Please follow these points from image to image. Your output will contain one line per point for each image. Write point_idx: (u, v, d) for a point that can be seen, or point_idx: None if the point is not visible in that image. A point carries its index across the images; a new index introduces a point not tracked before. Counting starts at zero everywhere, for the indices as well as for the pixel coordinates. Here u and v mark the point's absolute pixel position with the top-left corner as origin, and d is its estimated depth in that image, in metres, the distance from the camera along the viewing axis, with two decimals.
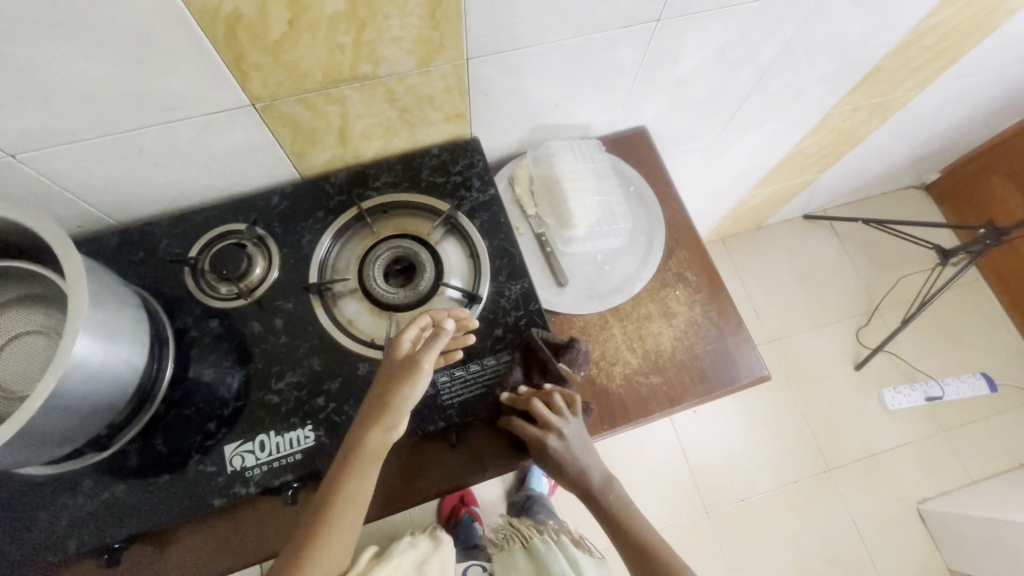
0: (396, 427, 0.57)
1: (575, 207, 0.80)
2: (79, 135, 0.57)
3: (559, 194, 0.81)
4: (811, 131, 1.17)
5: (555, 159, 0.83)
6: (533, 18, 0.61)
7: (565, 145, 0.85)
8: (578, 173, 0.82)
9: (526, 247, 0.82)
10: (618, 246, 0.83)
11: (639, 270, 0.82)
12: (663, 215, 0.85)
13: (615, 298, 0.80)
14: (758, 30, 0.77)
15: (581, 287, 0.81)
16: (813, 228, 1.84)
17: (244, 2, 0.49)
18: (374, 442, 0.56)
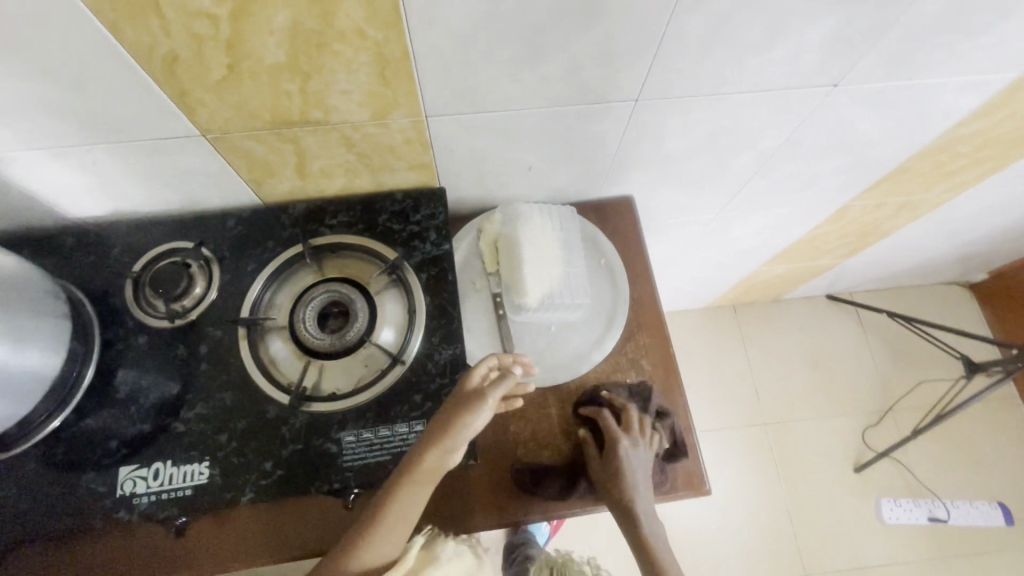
0: (454, 453, 0.59)
1: (530, 277, 0.76)
2: (28, 143, 0.58)
3: (518, 261, 0.77)
4: (828, 219, 1.09)
5: (521, 222, 0.79)
6: (494, 86, 0.59)
7: (536, 207, 0.81)
8: (543, 240, 0.79)
9: (476, 307, 0.80)
10: (573, 321, 0.79)
11: (590, 351, 0.77)
12: (628, 296, 0.80)
13: (560, 375, 0.76)
14: (754, 121, 0.71)
15: (527, 357, 0.77)
16: (835, 310, 1.72)
17: (180, 45, 0.48)
18: (431, 463, 0.58)
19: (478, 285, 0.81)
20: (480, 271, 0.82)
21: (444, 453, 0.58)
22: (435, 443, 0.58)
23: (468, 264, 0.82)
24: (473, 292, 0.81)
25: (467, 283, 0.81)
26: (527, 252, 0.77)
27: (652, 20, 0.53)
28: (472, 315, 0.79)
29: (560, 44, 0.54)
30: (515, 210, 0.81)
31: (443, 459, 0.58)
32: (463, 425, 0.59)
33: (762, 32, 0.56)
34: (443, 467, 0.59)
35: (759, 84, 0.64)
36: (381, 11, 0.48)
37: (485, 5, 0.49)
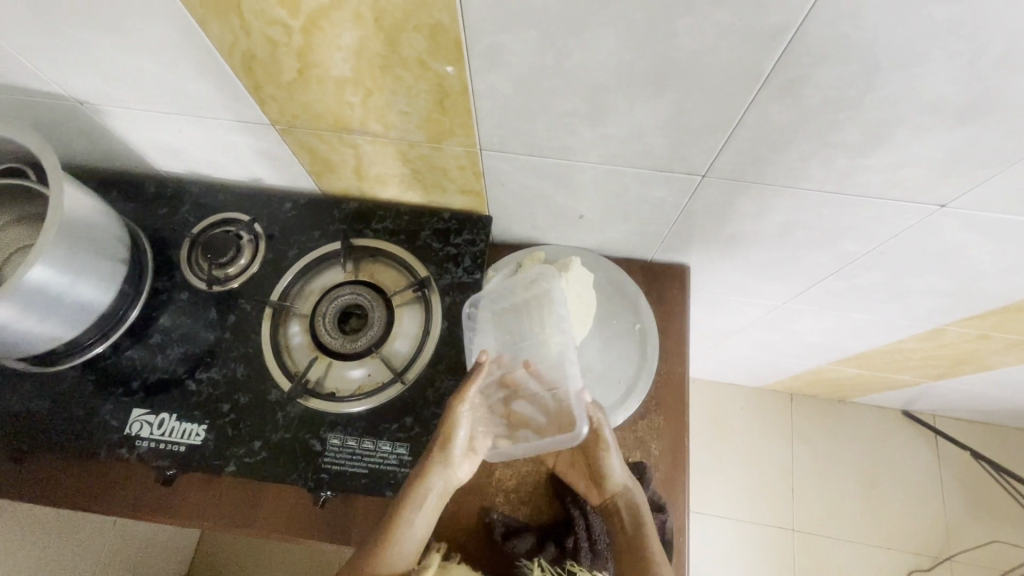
0: (455, 462, 0.62)
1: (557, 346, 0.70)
2: (126, 102, 0.64)
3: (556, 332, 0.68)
4: (915, 337, 0.96)
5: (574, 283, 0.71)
6: (551, 135, 0.57)
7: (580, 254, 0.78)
8: None
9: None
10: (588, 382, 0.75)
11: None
12: (654, 372, 0.74)
13: None
14: (836, 222, 0.64)
15: None
16: (909, 430, 1.53)
17: (257, 44, 0.51)
18: (438, 478, 0.61)
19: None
20: None
21: (445, 470, 0.61)
22: (434, 462, 0.61)
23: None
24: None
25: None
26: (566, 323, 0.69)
27: (729, 103, 0.48)
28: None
29: (624, 108, 0.51)
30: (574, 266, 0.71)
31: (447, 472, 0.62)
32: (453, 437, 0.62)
33: (858, 137, 0.49)
34: (449, 475, 0.62)
35: (847, 187, 0.57)
36: (443, 47, 0.47)
37: (548, 59, 0.47)
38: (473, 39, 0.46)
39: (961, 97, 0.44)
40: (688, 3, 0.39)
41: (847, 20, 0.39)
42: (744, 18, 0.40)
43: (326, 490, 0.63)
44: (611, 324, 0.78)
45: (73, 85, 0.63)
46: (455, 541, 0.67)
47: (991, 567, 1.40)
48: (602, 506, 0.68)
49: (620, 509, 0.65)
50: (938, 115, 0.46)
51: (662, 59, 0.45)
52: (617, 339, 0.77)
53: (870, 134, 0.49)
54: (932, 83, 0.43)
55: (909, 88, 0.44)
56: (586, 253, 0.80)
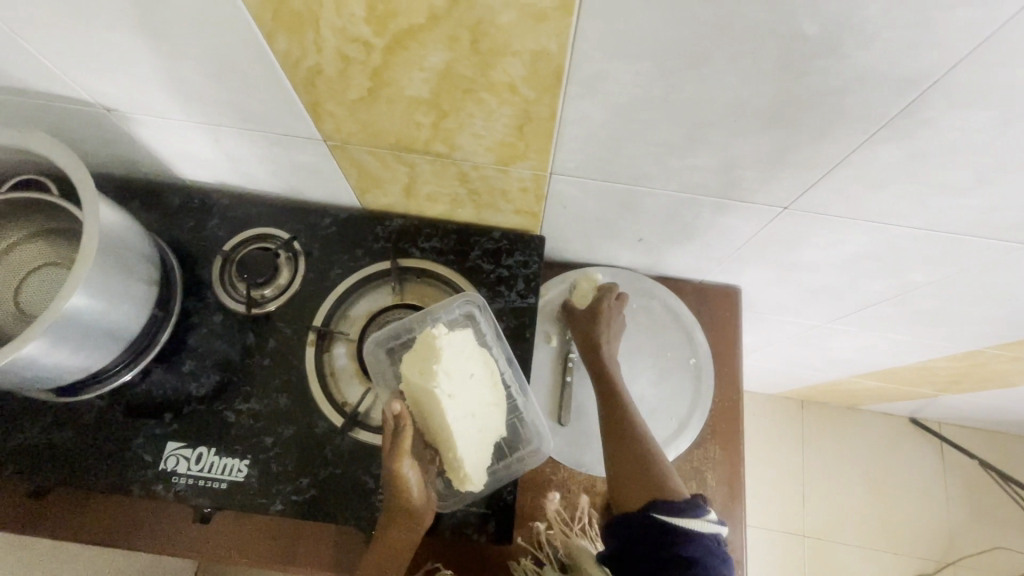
0: (413, 518, 0.57)
1: (479, 454, 0.59)
2: (161, 111, 0.59)
3: (463, 432, 0.57)
4: (948, 358, 0.96)
5: (456, 374, 0.57)
6: (634, 163, 0.53)
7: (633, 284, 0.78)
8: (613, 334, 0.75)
9: (544, 363, 0.75)
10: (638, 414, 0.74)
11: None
12: (708, 411, 0.73)
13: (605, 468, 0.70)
14: (908, 253, 0.62)
15: (581, 437, 0.72)
16: (916, 436, 1.55)
17: (327, 60, 0.46)
18: (399, 534, 0.57)
19: (551, 339, 0.76)
20: (559, 325, 0.77)
21: (413, 517, 0.57)
22: (398, 513, 0.57)
23: (550, 315, 0.77)
24: (543, 345, 0.76)
25: (541, 333, 0.77)
26: (471, 412, 0.58)
27: (840, 141, 0.45)
28: (536, 367, 0.75)
29: (725, 141, 0.48)
30: (445, 357, 0.56)
31: (413, 520, 0.57)
32: (407, 485, 0.57)
33: (967, 179, 0.47)
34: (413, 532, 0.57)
35: (933, 224, 0.55)
36: (541, 74, 0.43)
37: (657, 90, 0.43)
38: (578, 68, 0.42)
39: None
40: (834, 43, 0.36)
41: (1001, 68, 0.36)
42: (891, 58, 0.37)
43: None
44: (664, 356, 0.76)
45: (103, 92, 0.57)
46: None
47: (990, 570, 1.45)
48: None
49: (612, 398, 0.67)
50: None
51: (786, 97, 0.41)
52: (669, 372, 0.76)
53: (980, 177, 0.47)
54: None
55: None
56: (636, 276, 0.78)
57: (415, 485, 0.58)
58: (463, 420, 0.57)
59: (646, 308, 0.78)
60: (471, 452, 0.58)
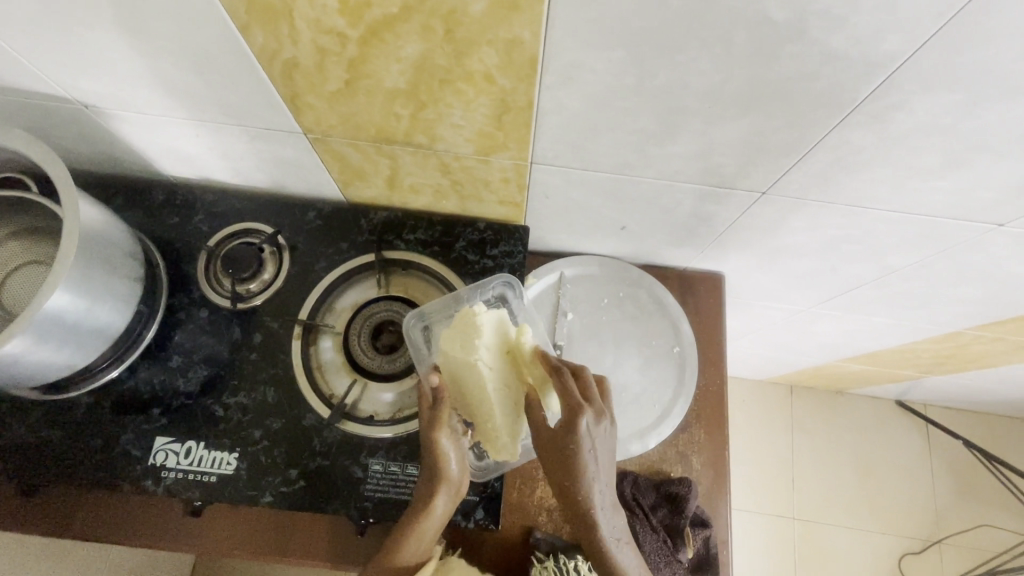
0: (450, 488, 0.59)
1: (517, 423, 0.61)
2: (140, 108, 0.59)
3: (503, 402, 0.60)
4: (930, 339, 0.98)
5: (497, 347, 0.60)
6: (613, 151, 0.54)
7: (619, 273, 0.79)
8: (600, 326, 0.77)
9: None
10: (623, 400, 0.74)
11: (630, 443, 0.72)
12: (691, 397, 0.73)
13: None
14: (885, 236, 0.63)
15: None
16: (902, 419, 1.58)
17: (303, 52, 0.46)
18: (440, 505, 0.58)
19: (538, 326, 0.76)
20: (547, 314, 0.77)
21: (450, 487, 0.59)
22: (437, 484, 0.58)
23: (536, 304, 0.78)
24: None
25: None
26: (510, 383, 0.60)
27: (812, 126, 0.46)
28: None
29: (700, 128, 0.48)
30: (486, 332, 0.58)
31: (451, 490, 0.59)
32: (446, 456, 0.59)
33: (938, 161, 0.48)
34: (450, 502, 0.59)
35: (908, 207, 0.56)
36: (516, 63, 0.44)
37: (631, 77, 0.43)
38: (552, 57, 0.42)
39: None
40: (801, 28, 0.37)
41: (964, 51, 0.37)
42: (856, 42, 0.37)
43: (372, 519, 0.61)
44: (650, 344, 0.77)
45: (80, 89, 0.57)
46: (500, 563, 0.66)
47: (975, 548, 1.48)
48: (649, 524, 0.68)
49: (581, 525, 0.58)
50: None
51: (756, 82, 0.42)
52: (655, 360, 0.76)
53: (951, 159, 0.47)
54: None
55: (1008, 118, 0.42)
56: (620, 264, 0.79)
57: (452, 456, 0.59)
58: (503, 391, 0.59)
59: (632, 296, 0.78)
60: (509, 423, 0.60)
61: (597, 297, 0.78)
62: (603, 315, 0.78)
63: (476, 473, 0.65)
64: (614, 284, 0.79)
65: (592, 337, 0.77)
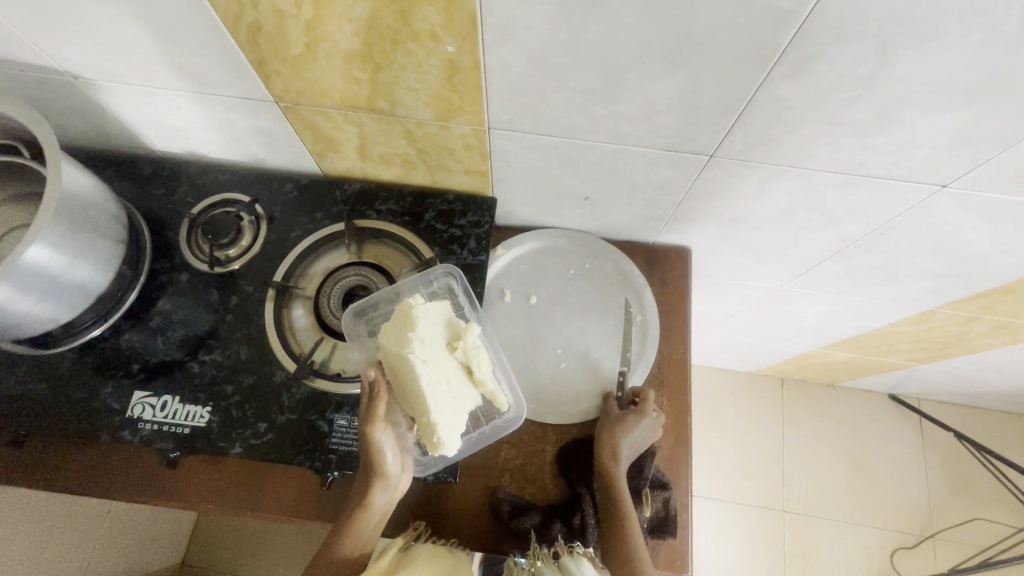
0: (386, 487, 0.60)
1: (453, 418, 0.60)
2: (124, 78, 0.63)
3: (439, 397, 0.59)
4: (907, 320, 0.98)
5: (431, 342, 0.60)
6: (561, 113, 0.56)
7: (581, 244, 0.81)
8: (563, 296, 0.80)
9: (499, 318, 0.78)
10: (586, 366, 0.76)
11: (590, 406, 0.74)
12: (651, 365, 0.75)
13: (549, 415, 0.73)
14: (837, 202, 0.65)
15: (526, 387, 0.75)
16: (895, 413, 1.56)
17: (265, 16, 0.50)
18: (378, 503, 0.60)
19: (506, 296, 0.79)
20: (512, 285, 0.80)
21: (387, 483, 0.60)
22: (375, 479, 0.60)
23: (505, 274, 0.80)
24: (498, 301, 0.79)
25: (496, 290, 0.79)
26: (447, 377, 0.60)
27: (742, 81, 0.49)
28: (491, 323, 0.78)
29: (638, 86, 0.51)
30: (421, 324, 0.59)
31: (388, 486, 0.60)
32: (382, 452, 0.60)
33: (866, 114, 0.50)
34: (386, 500, 0.60)
35: (851, 168, 0.58)
36: (457, 21, 0.47)
37: (564, 33, 0.46)
38: (489, 13, 0.45)
39: (970, 75, 0.45)
40: None
41: None
42: None
43: (335, 470, 0.64)
44: (614, 314, 0.78)
45: (69, 60, 0.61)
46: (462, 520, 0.67)
47: (970, 544, 1.45)
48: None
49: (604, 489, 0.64)
50: (945, 93, 0.47)
51: (680, 34, 0.45)
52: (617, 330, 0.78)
53: (878, 113, 0.50)
54: (944, 61, 0.44)
55: (922, 66, 0.44)
56: (585, 236, 0.81)
57: (389, 452, 0.60)
58: (438, 385, 0.59)
59: (598, 266, 0.81)
60: (445, 417, 0.59)
61: (563, 268, 0.81)
62: (569, 285, 0.80)
63: (419, 468, 0.68)
64: (581, 256, 0.81)
65: (557, 306, 0.79)
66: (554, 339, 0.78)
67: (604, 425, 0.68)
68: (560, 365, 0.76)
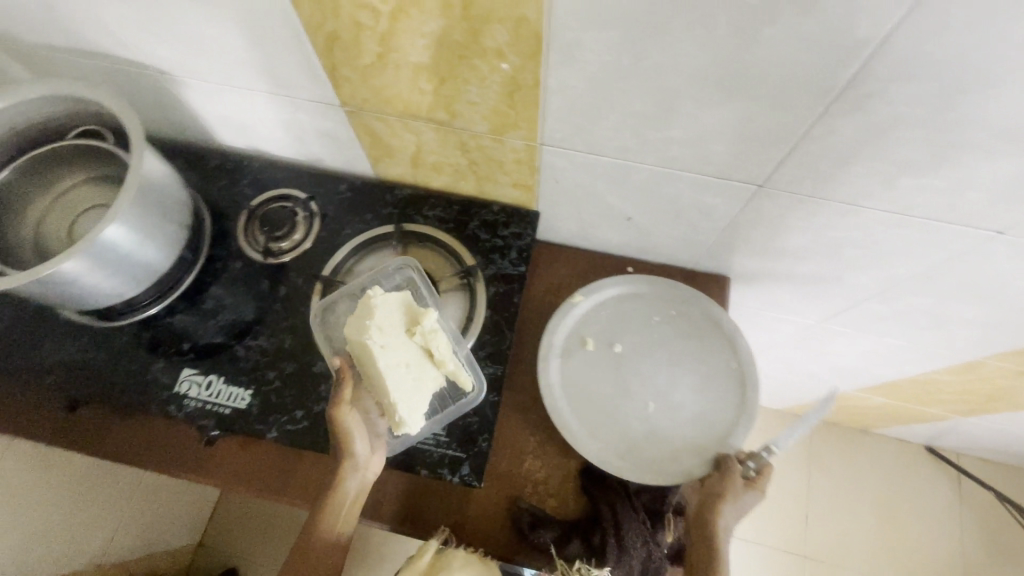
0: (355, 470, 0.62)
1: (412, 400, 0.62)
2: (206, 76, 0.68)
3: (397, 380, 0.61)
4: (951, 369, 0.95)
5: (389, 327, 0.62)
6: (614, 134, 0.58)
7: (661, 290, 0.78)
8: (647, 342, 0.76)
9: (581, 368, 0.74)
10: (679, 419, 0.71)
11: (691, 463, 0.68)
12: (757, 416, 0.69)
13: (650, 476, 0.67)
14: (886, 242, 0.64)
15: (616, 440, 0.70)
16: (931, 467, 1.50)
17: (343, 26, 0.53)
18: (350, 485, 0.62)
19: (588, 343, 0.75)
20: (593, 331, 0.76)
21: (354, 464, 0.62)
22: (343, 462, 0.62)
23: (584, 321, 0.77)
24: (580, 350, 0.75)
25: (577, 339, 0.76)
26: (405, 360, 0.62)
27: (798, 114, 0.49)
28: (574, 374, 0.74)
29: (693, 112, 0.52)
30: (377, 313, 0.61)
31: (355, 467, 0.62)
32: (346, 434, 0.62)
33: (923, 155, 0.50)
34: (357, 481, 0.62)
35: (903, 207, 0.57)
36: (524, 41, 0.49)
37: (625, 58, 0.48)
38: (555, 35, 0.48)
39: None
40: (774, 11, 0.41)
41: (931, 39, 0.40)
42: (825, 28, 0.41)
43: None
44: (705, 365, 0.74)
45: (158, 56, 0.66)
46: (482, 527, 0.68)
47: None
48: (631, 505, 0.67)
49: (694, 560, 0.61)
50: (1007, 139, 0.46)
51: (740, 65, 0.46)
52: (712, 380, 0.73)
53: (935, 154, 0.49)
54: (1007, 106, 0.43)
55: (983, 111, 0.44)
56: (666, 283, 0.78)
57: (354, 434, 0.62)
58: (395, 368, 0.61)
59: (684, 313, 0.77)
60: (404, 399, 0.61)
61: (647, 315, 0.77)
62: (654, 332, 0.76)
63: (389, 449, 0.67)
64: (663, 302, 0.78)
65: (643, 354, 0.75)
66: (638, 387, 0.73)
67: (710, 490, 0.64)
68: (651, 418, 0.71)
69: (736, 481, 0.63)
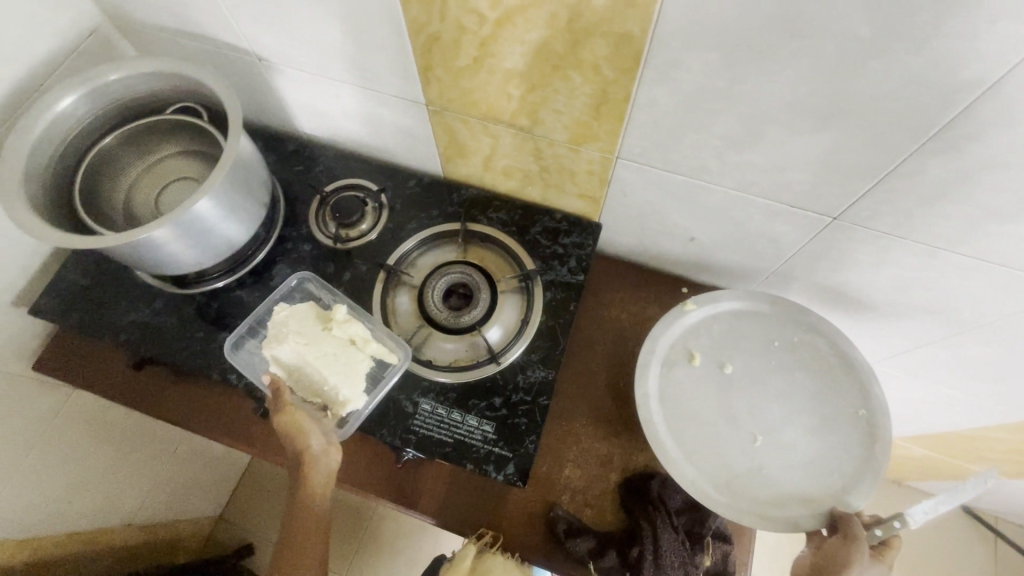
0: (314, 464, 0.63)
1: (347, 381, 0.64)
2: (301, 66, 0.71)
3: (328, 367, 0.64)
4: (1004, 426, 0.92)
5: (307, 327, 0.65)
6: (695, 155, 0.59)
7: (784, 313, 0.73)
8: (761, 370, 0.71)
9: (685, 381, 0.71)
10: (790, 461, 0.66)
11: (799, 515, 0.63)
12: (884, 476, 0.64)
13: (750, 517, 0.64)
14: (959, 287, 0.63)
15: (716, 468, 0.67)
16: (965, 526, 1.44)
17: (446, 28, 0.56)
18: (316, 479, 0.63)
19: (695, 358, 0.72)
20: (704, 347, 0.73)
21: (311, 459, 0.62)
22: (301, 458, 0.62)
23: (694, 332, 0.74)
24: (686, 362, 0.72)
25: (683, 350, 0.73)
26: (331, 351, 0.65)
27: (889, 149, 0.50)
28: (675, 384, 0.71)
29: (781, 139, 0.53)
30: (289, 321, 0.65)
31: (313, 462, 0.63)
32: (296, 433, 0.62)
33: (1015, 202, 0.50)
34: (320, 474, 0.63)
35: (984, 253, 0.57)
36: (622, 57, 0.51)
37: (722, 80, 0.49)
38: (656, 52, 0.49)
39: None
40: (884, 47, 0.42)
41: None
42: (933, 67, 0.42)
43: (411, 449, 0.68)
44: (828, 406, 0.69)
45: (260, 43, 0.70)
46: (517, 528, 0.68)
47: None
48: (670, 523, 0.67)
49: None
50: None
51: (838, 97, 0.47)
52: (834, 424, 0.68)
53: None
54: None
55: None
56: (792, 304, 0.73)
57: (305, 431, 0.62)
58: (322, 360, 0.64)
59: (808, 343, 0.72)
60: (337, 382, 0.64)
61: (768, 338, 0.73)
62: (773, 358, 0.71)
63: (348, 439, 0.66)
64: (789, 325, 0.73)
65: (757, 382, 0.71)
66: (748, 416, 0.69)
67: (842, 550, 0.58)
68: (759, 453, 0.67)
69: (862, 545, 0.58)
